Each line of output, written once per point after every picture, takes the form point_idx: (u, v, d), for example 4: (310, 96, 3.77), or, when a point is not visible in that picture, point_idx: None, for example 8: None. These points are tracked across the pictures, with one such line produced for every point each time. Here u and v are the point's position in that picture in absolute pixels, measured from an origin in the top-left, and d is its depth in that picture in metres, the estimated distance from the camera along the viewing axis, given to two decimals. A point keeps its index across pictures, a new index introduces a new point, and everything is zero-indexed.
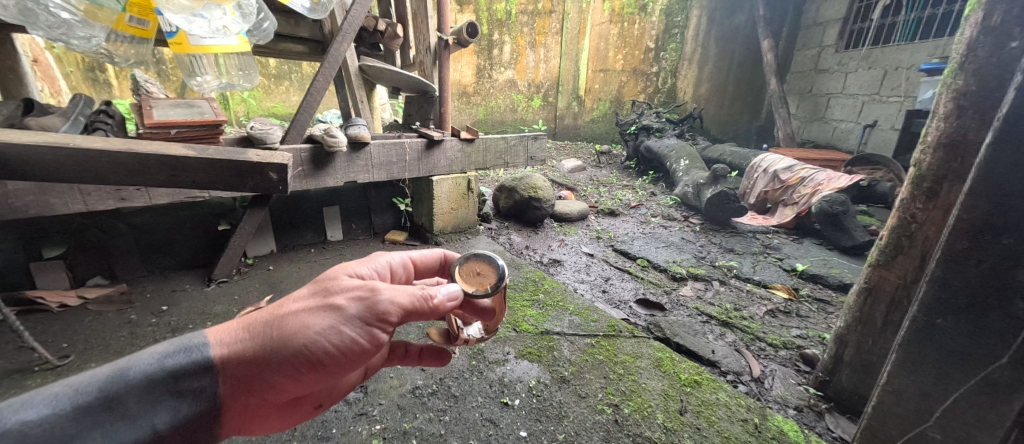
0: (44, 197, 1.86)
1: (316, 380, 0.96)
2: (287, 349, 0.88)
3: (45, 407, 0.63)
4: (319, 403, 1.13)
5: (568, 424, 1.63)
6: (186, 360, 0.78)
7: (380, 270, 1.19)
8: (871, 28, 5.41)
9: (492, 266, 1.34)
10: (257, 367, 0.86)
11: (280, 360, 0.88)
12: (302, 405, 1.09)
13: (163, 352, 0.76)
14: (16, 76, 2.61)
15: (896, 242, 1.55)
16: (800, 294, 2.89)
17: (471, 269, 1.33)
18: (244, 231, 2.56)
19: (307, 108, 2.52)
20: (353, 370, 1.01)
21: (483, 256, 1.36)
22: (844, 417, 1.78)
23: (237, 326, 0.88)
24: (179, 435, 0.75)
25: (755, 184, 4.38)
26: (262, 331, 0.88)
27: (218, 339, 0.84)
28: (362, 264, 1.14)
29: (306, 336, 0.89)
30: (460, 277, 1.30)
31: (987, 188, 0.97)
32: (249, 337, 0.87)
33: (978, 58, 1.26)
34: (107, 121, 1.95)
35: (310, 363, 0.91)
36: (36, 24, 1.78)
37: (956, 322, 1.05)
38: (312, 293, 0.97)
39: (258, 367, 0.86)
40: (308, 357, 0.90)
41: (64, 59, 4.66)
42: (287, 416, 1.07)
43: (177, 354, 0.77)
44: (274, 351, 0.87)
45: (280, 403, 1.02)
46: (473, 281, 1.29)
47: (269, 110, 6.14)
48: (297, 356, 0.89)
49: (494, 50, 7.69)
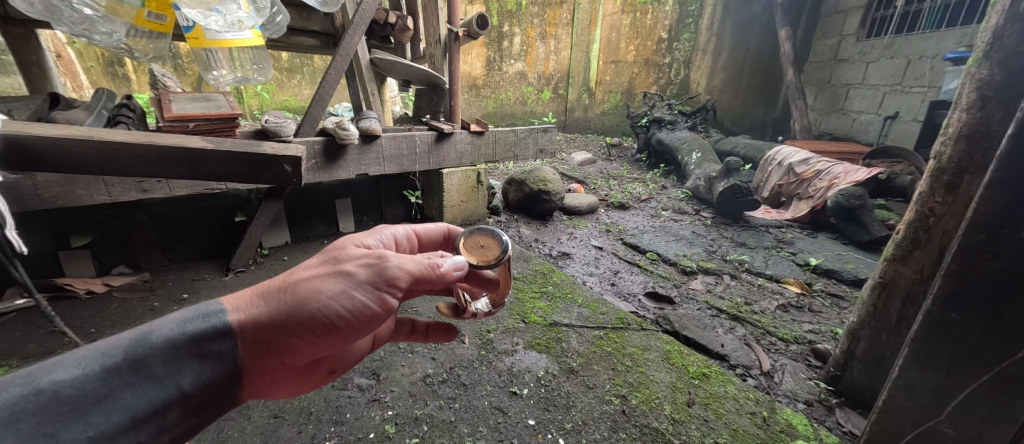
0: (71, 187, 1.92)
1: (330, 344, 0.99)
2: (301, 313, 0.91)
3: (76, 368, 0.64)
4: (332, 368, 1.18)
5: (576, 414, 1.65)
6: (206, 325, 0.79)
7: (385, 242, 1.23)
8: (894, 16, 5.26)
9: (495, 240, 1.35)
10: (274, 333, 0.88)
11: (295, 326, 0.91)
12: (316, 371, 1.13)
13: (183, 318, 0.77)
14: (41, 71, 2.69)
15: (913, 235, 1.53)
16: (812, 288, 2.86)
17: (475, 242, 1.34)
18: (261, 223, 2.63)
19: (319, 102, 2.55)
20: (365, 336, 1.04)
21: (487, 230, 1.38)
22: (855, 412, 1.77)
23: (251, 294, 0.90)
24: (204, 395, 0.77)
25: (769, 178, 4.52)
26: (277, 297, 0.91)
27: (233, 305, 0.86)
28: (369, 235, 1.18)
29: (320, 300, 0.92)
30: (464, 250, 1.31)
31: (1010, 181, 0.92)
32: (264, 304, 0.89)
33: (1005, 47, 1.21)
34: (129, 114, 2.00)
35: (324, 326, 0.94)
36: (60, 20, 1.83)
37: (970, 316, 1.02)
38: (322, 261, 1.01)
39: (274, 333, 0.89)
40: (322, 321, 0.93)
41: (85, 54, 4.79)
42: (302, 382, 1.11)
43: (196, 319, 0.79)
44: (289, 318, 0.90)
45: (296, 369, 1.05)
46: (477, 253, 1.31)
47: (283, 103, 6.22)
48: (312, 321, 0.92)
49: (505, 42, 7.75)
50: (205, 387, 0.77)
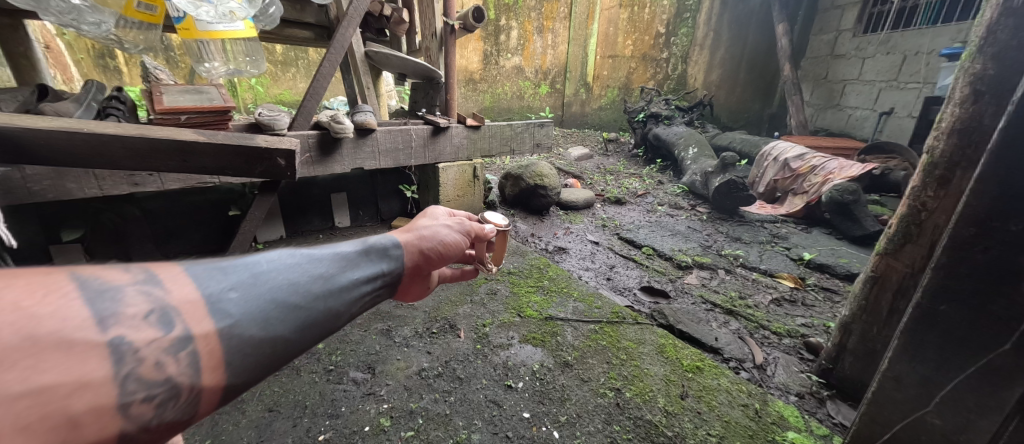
0: (61, 181, 1.91)
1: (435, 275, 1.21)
2: (432, 245, 1.15)
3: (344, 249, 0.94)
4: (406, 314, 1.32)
5: (570, 407, 1.66)
6: (390, 242, 1.05)
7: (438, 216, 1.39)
8: (891, 11, 5.26)
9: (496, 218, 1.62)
10: (425, 254, 1.12)
11: (433, 251, 1.15)
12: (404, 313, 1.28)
13: (377, 237, 1.04)
14: (30, 63, 2.66)
15: (905, 230, 1.54)
16: (806, 283, 2.88)
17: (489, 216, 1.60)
18: (255, 217, 2.60)
19: (313, 95, 2.52)
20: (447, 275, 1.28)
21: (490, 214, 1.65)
22: (845, 404, 1.79)
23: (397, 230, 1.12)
24: (393, 279, 1.01)
25: (765, 173, 4.53)
26: (418, 229, 1.16)
27: (394, 233, 1.09)
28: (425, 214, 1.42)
29: (440, 237, 1.18)
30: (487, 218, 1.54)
31: (999, 173, 0.92)
32: (409, 235, 1.12)
33: (999, 40, 1.22)
34: (120, 106, 1.97)
35: (440, 259, 1.18)
36: (47, 9, 1.81)
37: (958, 308, 1.02)
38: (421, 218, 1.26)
39: (423, 254, 1.12)
40: (441, 253, 1.18)
41: (75, 46, 4.75)
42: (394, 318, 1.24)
43: (382, 238, 1.04)
44: (431, 242, 1.15)
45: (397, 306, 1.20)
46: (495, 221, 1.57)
47: (277, 97, 6.20)
48: (441, 247, 1.18)
49: (501, 37, 7.58)
50: (396, 275, 1.02)
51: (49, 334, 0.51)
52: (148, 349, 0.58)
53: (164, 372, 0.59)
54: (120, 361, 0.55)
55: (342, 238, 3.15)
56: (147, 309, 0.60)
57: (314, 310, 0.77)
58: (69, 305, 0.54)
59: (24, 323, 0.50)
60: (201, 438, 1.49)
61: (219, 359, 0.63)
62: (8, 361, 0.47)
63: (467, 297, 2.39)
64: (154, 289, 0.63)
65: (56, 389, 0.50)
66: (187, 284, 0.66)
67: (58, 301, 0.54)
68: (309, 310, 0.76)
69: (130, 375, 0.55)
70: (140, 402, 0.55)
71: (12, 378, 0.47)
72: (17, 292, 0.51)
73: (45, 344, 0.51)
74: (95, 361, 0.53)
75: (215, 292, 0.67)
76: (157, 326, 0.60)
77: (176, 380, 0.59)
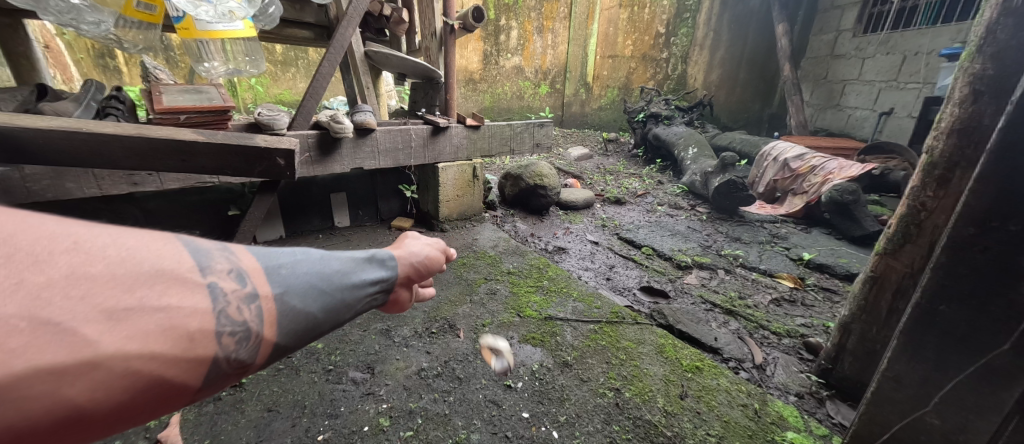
0: (60, 180, 1.91)
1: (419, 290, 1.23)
2: (418, 258, 1.18)
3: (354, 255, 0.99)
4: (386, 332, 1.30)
5: (570, 407, 1.66)
6: (389, 256, 1.08)
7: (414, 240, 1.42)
8: (891, 11, 5.26)
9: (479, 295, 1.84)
10: (416, 267, 1.17)
11: (423, 264, 1.20)
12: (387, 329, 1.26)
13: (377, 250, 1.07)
14: (30, 63, 2.66)
15: (904, 230, 1.54)
16: (805, 283, 2.88)
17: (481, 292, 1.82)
18: (255, 217, 2.60)
19: (313, 95, 2.51)
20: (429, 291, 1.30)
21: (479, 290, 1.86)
22: (844, 403, 1.79)
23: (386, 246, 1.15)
24: (389, 288, 1.03)
25: (764, 173, 4.53)
26: (408, 245, 1.20)
27: (386, 248, 1.13)
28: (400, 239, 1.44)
29: (425, 252, 1.22)
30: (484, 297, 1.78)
31: (998, 173, 0.93)
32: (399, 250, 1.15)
33: (998, 40, 1.22)
34: (119, 106, 1.97)
35: (425, 272, 1.21)
36: (46, 9, 1.81)
37: (957, 308, 1.02)
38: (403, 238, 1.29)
39: (414, 268, 1.16)
40: (426, 267, 1.21)
41: (75, 46, 4.75)
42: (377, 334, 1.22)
43: (381, 252, 1.07)
44: (420, 257, 1.19)
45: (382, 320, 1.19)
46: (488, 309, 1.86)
47: (277, 97, 6.19)
48: (429, 261, 1.23)
49: (500, 36, 7.58)
50: (394, 284, 1.06)
51: (170, 269, 0.60)
52: (233, 295, 0.66)
53: (243, 316, 0.66)
54: (216, 300, 0.64)
55: (342, 238, 3.15)
56: (229, 266, 0.68)
57: (339, 298, 0.84)
58: (178, 251, 0.63)
59: (151, 258, 0.59)
60: (201, 438, 1.49)
61: (273, 319, 0.72)
62: (147, 282, 0.56)
63: (467, 297, 2.39)
64: (232, 252, 0.71)
65: (179, 310, 0.59)
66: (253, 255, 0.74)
67: (169, 247, 0.63)
68: (334, 297, 0.83)
69: (223, 312, 0.64)
70: (227, 335, 0.64)
71: (152, 295, 0.56)
72: (141, 238, 0.61)
73: (168, 275, 0.59)
74: (201, 294, 0.62)
75: (269, 265, 0.76)
76: (237, 280, 0.68)
77: (248, 326, 0.67)
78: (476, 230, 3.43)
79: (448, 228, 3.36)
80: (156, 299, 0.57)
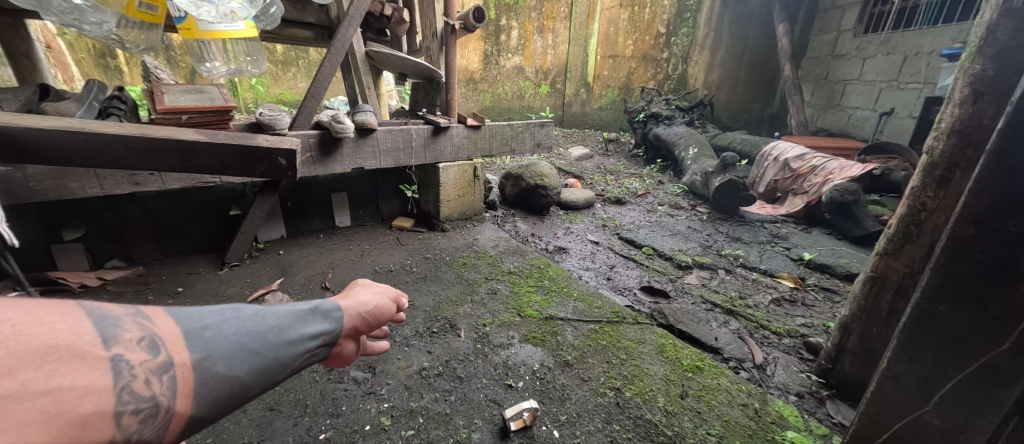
0: (62, 180, 1.91)
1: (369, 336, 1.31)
2: (365, 307, 1.27)
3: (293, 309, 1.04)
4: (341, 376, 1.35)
5: (571, 406, 1.66)
6: (331, 307, 1.15)
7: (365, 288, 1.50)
8: (892, 11, 5.26)
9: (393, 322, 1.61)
10: (363, 317, 1.25)
11: (371, 314, 1.28)
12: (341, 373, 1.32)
13: (319, 302, 1.14)
14: (31, 63, 2.66)
15: (904, 230, 1.55)
16: (806, 283, 2.88)
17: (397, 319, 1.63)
18: (255, 216, 2.63)
19: (314, 95, 2.52)
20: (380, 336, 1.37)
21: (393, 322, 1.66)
22: (845, 404, 1.79)
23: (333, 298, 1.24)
24: (330, 340, 1.10)
25: (765, 173, 4.53)
26: (357, 296, 1.29)
27: (334, 299, 1.21)
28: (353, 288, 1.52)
29: (372, 300, 1.30)
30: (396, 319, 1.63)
31: (997, 175, 0.93)
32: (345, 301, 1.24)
33: (997, 42, 1.23)
34: (121, 106, 1.98)
35: (374, 319, 1.29)
36: (48, 10, 1.82)
37: (957, 308, 1.02)
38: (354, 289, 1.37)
39: (361, 318, 1.24)
40: (374, 314, 1.29)
41: (76, 46, 4.75)
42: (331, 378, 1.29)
43: (323, 304, 1.14)
44: (368, 306, 1.27)
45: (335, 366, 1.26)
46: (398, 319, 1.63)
47: (278, 97, 6.20)
48: (378, 311, 1.30)
49: (501, 36, 7.58)
50: (338, 336, 1.13)
51: (65, 346, 0.62)
52: (140, 368, 0.69)
53: (151, 390, 0.69)
54: (119, 375, 0.66)
55: (343, 238, 3.16)
56: (140, 335, 0.71)
57: (270, 357, 0.88)
58: (79, 326, 0.65)
59: (44, 336, 0.61)
60: (202, 438, 1.50)
61: (190, 388, 0.74)
62: (33, 364, 0.58)
63: (467, 297, 2.39)
64: (145, 319, 0.73)
65: (69, 391, 0.61)
66: (172, 320, 0.77)
67: (69, 320, 0.65)
68: (265, 356, 0.87)
69: (126, 387, 0.66)
70: (129, 413, 0.66)
71: (38, 378, 0.58)
72: (39, 313, 0.62)
73: (63, 353, 0.62)
74: (100, 372, 0.65)
75: (192, 329, 0.79)
76: (147, 350, 0.70)
77: (157, 400, 0.69)
78: (477, 230, 3.43)
79: (448, 229, 3.37)
80: (42, 381, 0.58)
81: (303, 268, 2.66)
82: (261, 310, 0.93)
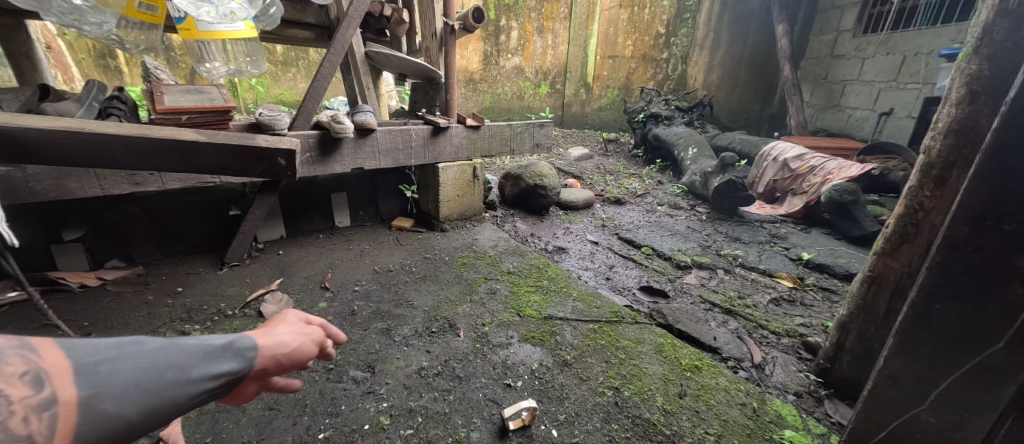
0: (62, 180, 1.92)
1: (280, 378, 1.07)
2: (282, 347, 1.03)
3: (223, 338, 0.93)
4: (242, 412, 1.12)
5: (569, 406, 1.67)
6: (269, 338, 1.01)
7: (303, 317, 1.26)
8: (891, 11, 5.27)
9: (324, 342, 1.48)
10: (277, 360, 1.02)
11: (289, 357, 1.04)
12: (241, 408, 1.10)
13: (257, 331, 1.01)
14: (31, 63, 2.67)
15: (902, 230, 1.55)
16: (805, 283, 2.89)
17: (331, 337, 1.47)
18: (255, 216, 2.63)
19: (314, 95, 2.53)
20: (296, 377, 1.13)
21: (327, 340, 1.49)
22: (843, 403, 1.79)
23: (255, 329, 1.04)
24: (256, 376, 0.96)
25: (764, 173, 4.53)
26: (277, 332, 1.05)
27: (250, 333, 1.00)
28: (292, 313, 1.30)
29: (294, 340, 1.07)
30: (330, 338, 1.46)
31: (993, 174, 0.93)
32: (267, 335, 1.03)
33: (993, 42, 1.24)
34: (121, 106, 1.99)
35: (292, 363, 1.06)
36: (49, 10, 1.82)
37: (953, 307, 1.03)
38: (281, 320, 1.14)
39: (275, 360, 1.01)
40: (294, 357, 1.06)
41: (76, 46, 4.76)
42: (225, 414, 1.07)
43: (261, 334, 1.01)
44: (287, 347, 1.04)
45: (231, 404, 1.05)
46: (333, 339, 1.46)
47: (278, 97, 6.21)
48: (299, 352, 1.07)
49: (501, 37, 7.59)
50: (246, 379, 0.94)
51: None
52: (17, 405, 0.63)
53: (27, 428, 0.63)
54: None
55: (342, 238, 3.16)
56: (25, 369, 0.66)
57: (169, 397, 0.78)
58: None
59: None
60: (200, 437, 1.50)
61: (71, 429, 0.67)
62: None
63: (467, 297, 2.40)
64: (33, 352, 0.68)
65: None
66: (65, 351, 0.70)
67: None
68: (162, 397, 0.77)
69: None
70: None
71: None
72: None
73: None
74: None
75: (82, 364, 0.71)
76: (29, 386, 0.65)
77: (34, 439, 0.63)
78: (476, 230, 3.43)
79: (448, 229, 3.37)
80: None
81: (303, 268, 2.66)
82: (171, 341, 0.83)
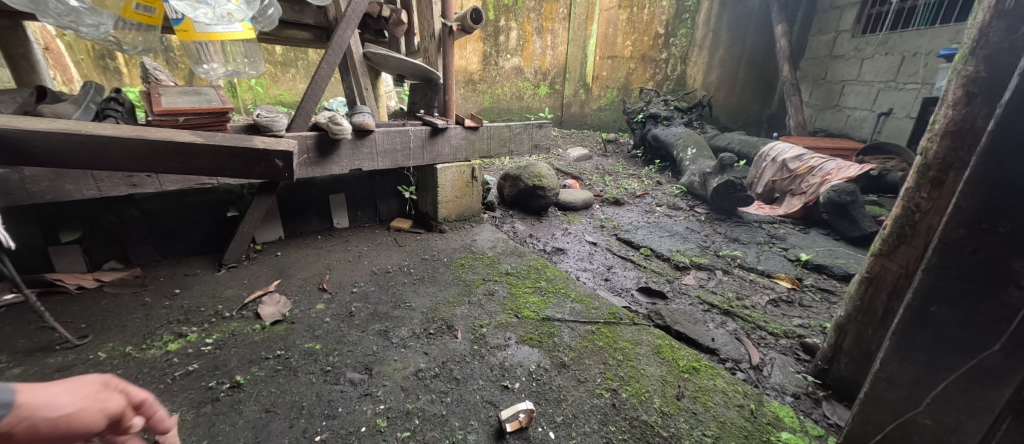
0: (59, 182, 1.91)
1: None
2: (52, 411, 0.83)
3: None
4: None
5: (567, 408, 1.66)
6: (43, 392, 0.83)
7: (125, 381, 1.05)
8: (889, 12, 5.29)
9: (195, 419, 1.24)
10: (34, 429, 0.81)
11: (57, 423, 0.84)
12: None
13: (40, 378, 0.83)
14: (29, 64, 2.66)
15: (899, 231, 1.55)
16: (804, 283, 2.89)
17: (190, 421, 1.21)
18: (254, 218, 2.63)
19: (313, 96, 2.54)
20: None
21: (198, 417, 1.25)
22: (840, 404, 1.79)
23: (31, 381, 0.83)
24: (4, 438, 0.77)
25: (763, 174, 4.53)
26: (54, 391, 0.85)
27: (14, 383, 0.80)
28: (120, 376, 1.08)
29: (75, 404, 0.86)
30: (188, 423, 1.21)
31: (989, 176, 0.93)
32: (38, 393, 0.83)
33: (990, 43, 1.24)
34: (118, 108, 1.98)
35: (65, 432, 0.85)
36: (45, 12, 1.82)
37: (949, 310, 1.03)
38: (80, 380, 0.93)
39: (31, 428, 0.81)
40: (70, 424, 0.85)
41: (75, 47, 4.76)
42: None
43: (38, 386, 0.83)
44: (58, 411, 0.84)
45: None
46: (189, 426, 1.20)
47: (277, 98, 6.22)
48: (76, 417, 0.86)
49: (500, 37, 7.59)
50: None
51: None
52: None
53: None
54: None
55: (341, 239, 3.16)
56: None
57: None
58: None
59: None
60: (196, 439, 1.49)
61: None
62: None
63: (465, 298, 2.40)
64: None
65: None
66: None
67: None
68: None
69: None
70: None
71: None
72: None
73: None
74: None
75: None
76: None
77: None
78: (474, 231, 3.43)
79: (447, 229, 3.37)
80: None
81: (301, 269, 2.66)
82: None
